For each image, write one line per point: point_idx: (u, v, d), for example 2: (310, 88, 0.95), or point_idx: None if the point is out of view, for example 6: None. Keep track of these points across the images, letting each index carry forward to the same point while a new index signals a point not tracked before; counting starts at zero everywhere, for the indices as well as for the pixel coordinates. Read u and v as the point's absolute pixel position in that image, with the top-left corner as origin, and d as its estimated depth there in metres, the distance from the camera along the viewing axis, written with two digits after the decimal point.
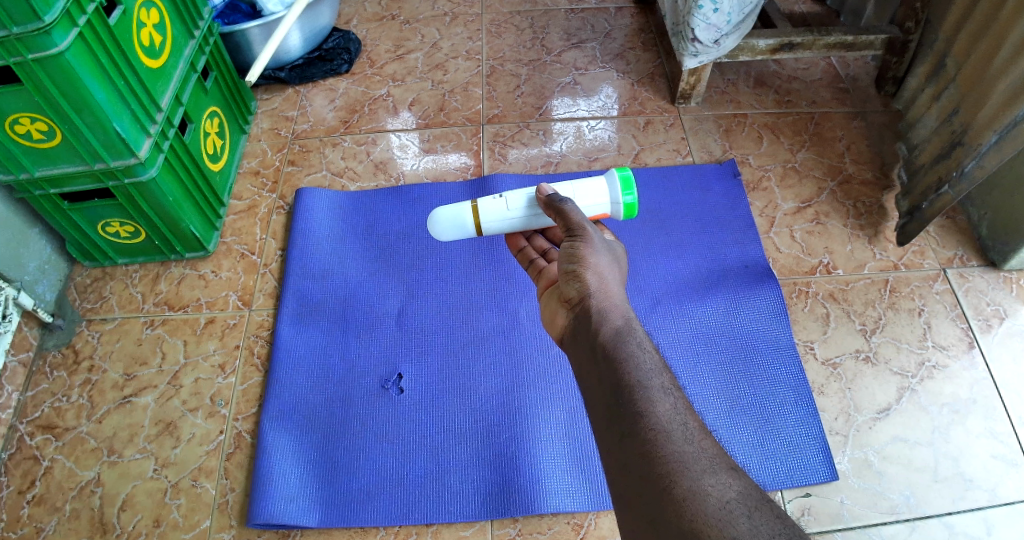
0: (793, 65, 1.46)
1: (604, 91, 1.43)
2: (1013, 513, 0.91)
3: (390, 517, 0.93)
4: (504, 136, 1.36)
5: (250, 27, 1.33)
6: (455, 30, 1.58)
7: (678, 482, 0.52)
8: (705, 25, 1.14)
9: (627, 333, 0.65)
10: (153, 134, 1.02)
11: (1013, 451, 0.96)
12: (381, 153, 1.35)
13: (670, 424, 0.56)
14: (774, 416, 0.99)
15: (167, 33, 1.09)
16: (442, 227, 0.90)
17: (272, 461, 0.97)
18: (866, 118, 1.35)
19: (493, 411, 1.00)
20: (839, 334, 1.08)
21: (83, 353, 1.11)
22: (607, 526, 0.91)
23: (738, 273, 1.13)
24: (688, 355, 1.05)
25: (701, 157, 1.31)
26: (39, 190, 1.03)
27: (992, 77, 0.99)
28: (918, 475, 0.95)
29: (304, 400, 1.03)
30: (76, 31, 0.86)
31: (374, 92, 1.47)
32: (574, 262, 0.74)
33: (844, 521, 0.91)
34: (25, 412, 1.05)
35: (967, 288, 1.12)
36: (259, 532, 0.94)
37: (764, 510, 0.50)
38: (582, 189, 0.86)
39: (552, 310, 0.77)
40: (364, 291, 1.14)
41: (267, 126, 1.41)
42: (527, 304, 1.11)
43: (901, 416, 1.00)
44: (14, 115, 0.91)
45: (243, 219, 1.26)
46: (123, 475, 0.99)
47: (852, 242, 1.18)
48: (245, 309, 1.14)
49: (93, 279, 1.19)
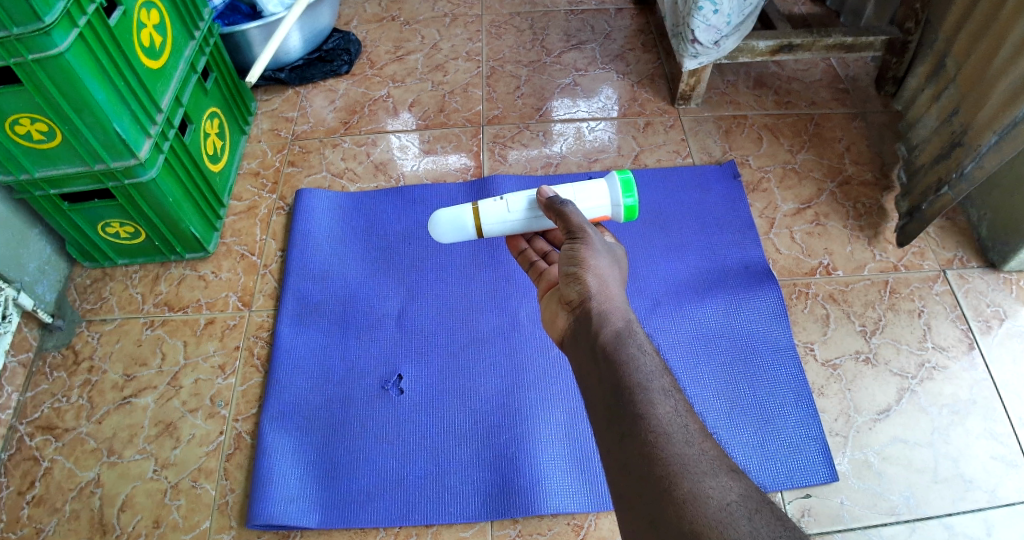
0: (793, 66, 1.46)
1: (604, 92, 1.44)
2: (1013, 514, 0.91)
3: (390, 518, 0.93)
4: (504, 137, 1.36)
5: (250, 27, 1.33)
6: (455, 31, 1.59)
7: (678, 484, 0.52)
8: (705, 26, 1.14)
9: (628, 334, 0.65)
10: (153, 135, 1.02)
11: (1013, 452, 0.96)
12: (382, 154, 1.35)
13: (670, 426, 0.56)
14: (774, 417, 0.99)
15: (167, 33, 1.09)
16: (442, 229, 0.90)
17: (272, 461, 0.97)
18: (866, 119, 1.35)
19: (493, 412, 1.00)
20: (839, 335, 1.08)
21: (83, 353, 1.11)
22: (607, 527, 0.91)
23: (738, 274, 1.13)
24: (688, 356, 1.05)
25: (701, 158, 1.31)
26: (39, 190, 1.03)
27: (992, 77, 0.99)
28: (918, 475, 0.95)
29: (304, 401, 1.03)
30: (76, 31, 0.86)
31: (374, 92, 1.47)
32: (574, 264, 0.74)
33: (844, 522, 0.91)
34: (25, 413, 1.05)
35: (967, 289, 1.12)
36: (259, 533, 0.94)
37: (764, 512, 0.50)
38: (583, 190, 0.86)
39: (552, 312, 0.78)
40: (364, 291, 1.14)
41: (268, 127, 1.41)
42: (527, 305, 1.11)
43: (901, 416, 1.00)
44: (14, 116, 0.91)
45: (243, 220, 1.26)
46: (123, 476, 0.99)
47: (852, 243, 1.18)
48: (245, 310, 1.14)
49: (93, 279, 1.19)
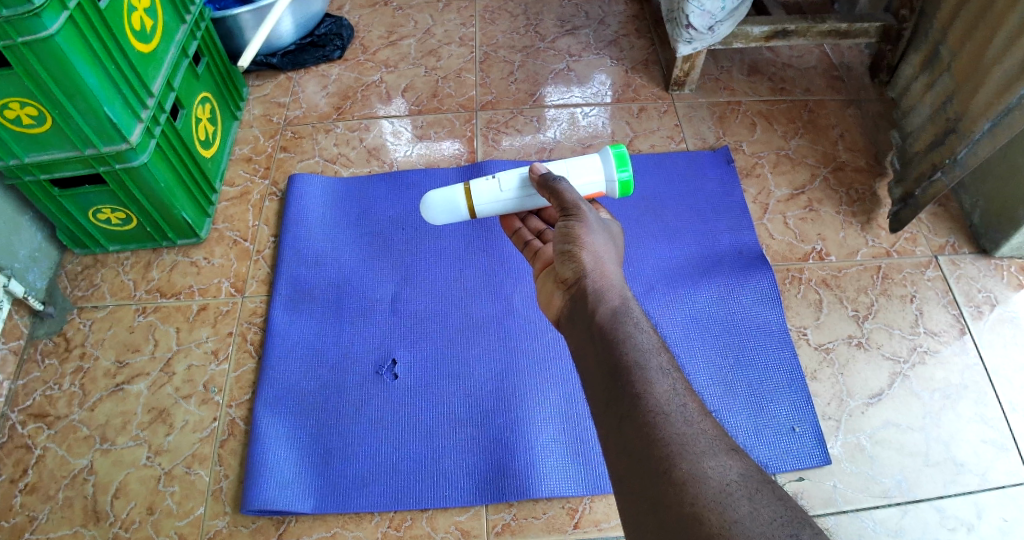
0: (788, 53, 1.46)
1: (597, 78, 1.43)
2: (1002, 497, 0.92)
3: (384, 502, 0.93)
4: (498, 122, 1.36)
5: (241, 12, 1.32)
6: (449, 16, 1.58)
7: (677, 465, 0.52)
8: (700, 12, 1.14)
9: (624, 313, 0.65)
10: (145, 119, 1.01)
11: (1004, 436, 0.96)
12: (374, 140, 1.34)
13: (669, 406, 0.56)
14: (769, 400, 0.99)
15: (158, 18, 1.08)
16: (435, 210, 0.90)
17: (266, 447, 0.97)
18: (860, 105, 1.36)
19: (489, 396, 1.00)
20: (832, 319, 1.08)
21: (74, 341, 1.10)
22: (602, 510, 0.92)
23: (733, 259, 1.13)
24: (684, 340, 1.05)
25: (694, 144, 1.31)
26: (30, 176, 1.02)
27: (988, 64, 0.98)
28: (910, 459, 0.95)
29: (298, 386, 1.03)
30: (66, 14, 0.85)
31: (367, 78, 1.46)
32: (569, 241, 0.74)
33: (837, 505, 0.92)
34: (16, 401, 1.04)
35: (959, 274, 1.12)
36: (253, 519, 0.94)
37: (765, 491, 0.50)
38: (577, 167, 0.87)
39: (547, 293, 0.78)
40: (359, 276, 1.14)
41: (260, 113, 1.40)
42: (522, 289, 1.11)
43: (893, 401, 1.00)
44: (3, 101, 0.89)
45: (236, 206, 1.25)
46: (116, 463, 0.99)
47: (846, 229, 1.19)
48: (238, 296, 1.14)
49: (83, 266, 1.19)
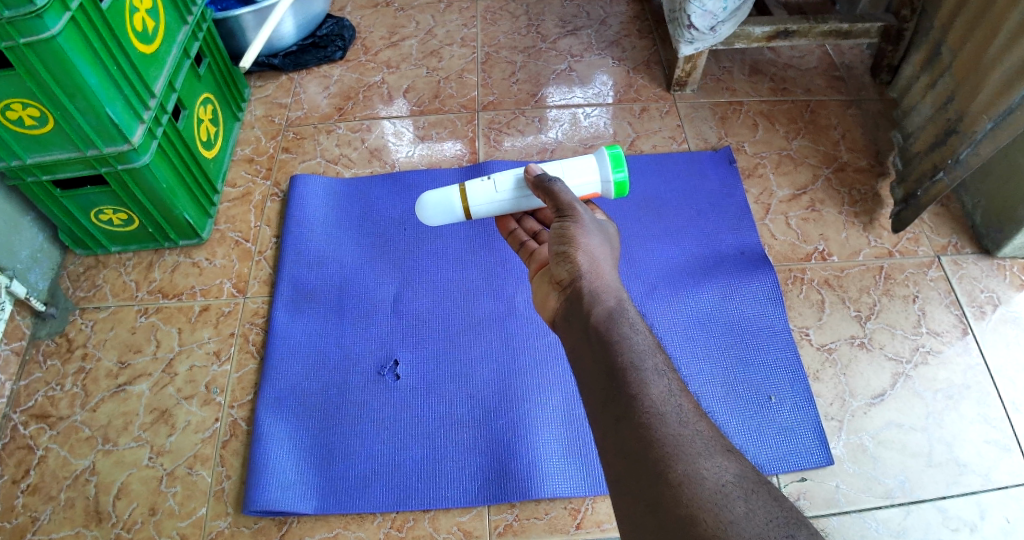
0: (789, 53, 1.46)
1: (599, 79, 1.43)
2: (1005, 497, 0.91)
3: (388, 503, 0.93)
4: (499, 123, 1.36)
5: (242, 13, 1.32)
6: (450, 17, 1.58)
7: (672, 466, 0.52)
8: (701, 12, 1.14)
9: (620, 314, 0.65)
10: (146, 120, 1.01)
11: (1007, 437, 0.96)
12: (375, 140, 1.34)
13: (664, 406, 0.56)
14: (770, 401, 0.99)
15: (160, 18, 1.08)
16: (430, 211, 0.90)
17: (268, 447, 0.97)
18: (862, 106, 1.36)
19: (491, 396, 1.00)
20: (833, 320, 1.08)
21: (77, 341, 1.10)
22: (604, 511, 0.92)
23: (734, 259, 1.13)
24: (685, 340, 1.05)
25: (695, 144, 1.31)
26: (31, 176, 1.02)
27: (988, 64, 0.98)
28: (913, 459, 0.95)
29: (300, 388, 1.03)
30: (68, 15, 0.85)
31: (368, 79, 1.46)
32: (565, 242, 0.74)
33: (839, 506, 0.92)
34: (18, 402, 1.04)
35: (961, 274, 1.12)
36: (254, 520, 0.93)
37: (760, 492, 0.50)
38: (571, 168, 0.86)
39: (544, 294, 0.77)
40: (361, 277, 1.14)
41: (261, 113, 1.40)
42: (523, 290, 1.11)
43: (895, 401, 1.00)
44: (5, 101, 0.89)
45: (237, 207, 1.25)
46: (117, 463, 0.99)
47: (847, 230, 1.18)
48: (239, 296, 1.14)
49: (85, 267, 1.19)
